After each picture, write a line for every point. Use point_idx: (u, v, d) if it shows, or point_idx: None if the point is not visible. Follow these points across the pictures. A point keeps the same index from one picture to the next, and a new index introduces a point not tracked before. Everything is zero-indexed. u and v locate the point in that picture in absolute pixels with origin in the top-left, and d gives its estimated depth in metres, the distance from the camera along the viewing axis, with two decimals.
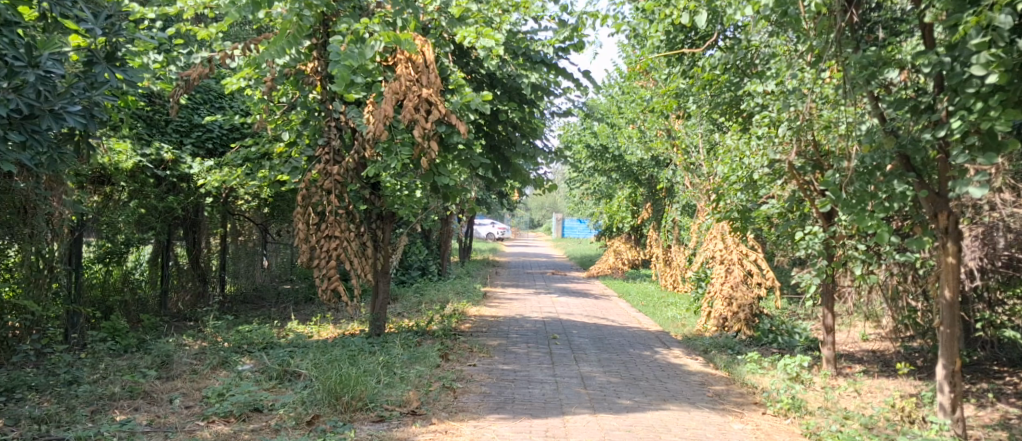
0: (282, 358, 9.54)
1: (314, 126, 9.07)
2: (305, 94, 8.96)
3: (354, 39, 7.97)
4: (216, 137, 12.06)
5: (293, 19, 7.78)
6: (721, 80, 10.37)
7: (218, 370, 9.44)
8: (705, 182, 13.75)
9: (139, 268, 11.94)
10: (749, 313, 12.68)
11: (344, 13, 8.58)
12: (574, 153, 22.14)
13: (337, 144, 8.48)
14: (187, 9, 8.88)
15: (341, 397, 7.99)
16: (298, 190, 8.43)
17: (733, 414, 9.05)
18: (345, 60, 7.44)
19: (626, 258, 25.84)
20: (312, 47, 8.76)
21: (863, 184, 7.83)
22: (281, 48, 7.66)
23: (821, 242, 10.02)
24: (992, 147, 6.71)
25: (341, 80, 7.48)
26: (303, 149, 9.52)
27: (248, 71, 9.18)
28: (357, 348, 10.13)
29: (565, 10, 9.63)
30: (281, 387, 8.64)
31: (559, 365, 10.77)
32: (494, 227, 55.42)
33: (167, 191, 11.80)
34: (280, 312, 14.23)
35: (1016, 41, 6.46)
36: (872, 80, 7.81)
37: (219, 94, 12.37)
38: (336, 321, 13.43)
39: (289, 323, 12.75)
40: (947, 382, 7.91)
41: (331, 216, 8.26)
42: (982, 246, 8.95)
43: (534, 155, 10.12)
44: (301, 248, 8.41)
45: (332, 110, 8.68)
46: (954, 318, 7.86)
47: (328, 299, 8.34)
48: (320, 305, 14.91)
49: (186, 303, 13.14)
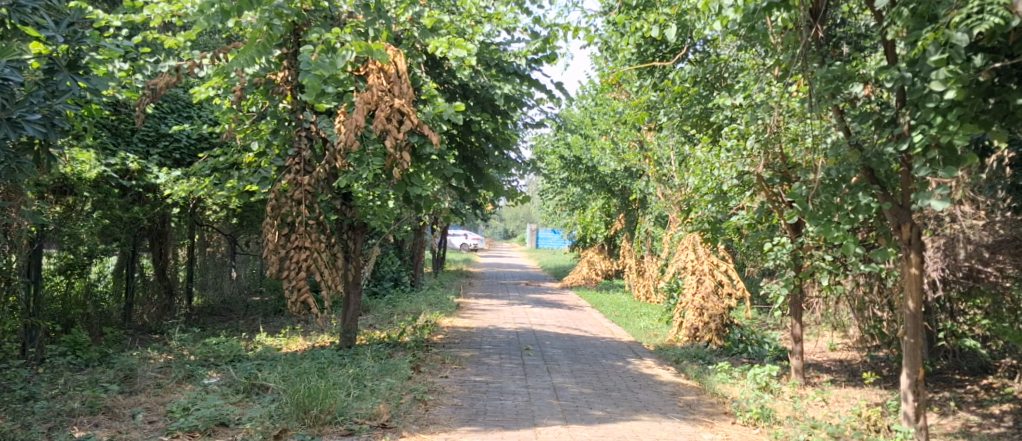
0: (250, 371, 9.52)
1: (284, 136, 9.15)
2: (275, 104, 9.00)
3: (325, 48, 7.99)
4: (184, 147, 12.01)
5: (264, 28, 7.96)
6: (690, 94, 10.46)
7: (183, 383, 9.40)
8: (678, 194, 13.94)
9: (103, 280, 11.99)
10: (719, 323, 12.91)
11: (315, 23, 8.66)
12: (547, 164, 22.25)
13: (308, 154, 8.42)
14: (154, 16, 8.82)
15: (309, 411, 8.01)
16: (268, 200, 8.39)
17: (703, 424, 9.16)
18: (316, 70, 7.50)
19: (600, 268, 26.06)
20: (282, 57, 8.78)
21: (829, 196, 7.93)
22: (251, 57, 7.74)
23: (788, 254, 10.15)
24: (952, 161, 6.86)
25: (312, 89, 7.52)
26: (272, 160, 9.47)
27: (217, 81, 9.05)
28: (326, 360, 10.14)
29: (538, 22, 9.75)
30: (248, 401, 8.63)
31: (530, 377, 10.82)
32: (468, 238, 55.46)
33: (132, 201, 11.72)
34: (249, 325, 14.17)
35: (973, 59, 6.54)
36: (837, 94, 8.05)
37: (187, 103, 12.31)
38: (306, 333, 13.40)
39: (257, 335, 12.71)
40: (910, 390, 8.09)
41: (301, 228, 8.21)
42: (944, 258, 8.94)
43: (506, 166, 10.20)
44: (270, 259, 8.34)
45: (303, 120, 8.74)
46: (918, 328, 8.01)
47: (298, 311, 8.24)
48: (290, 317, 14.87)
49: (151, 315, 13.07)
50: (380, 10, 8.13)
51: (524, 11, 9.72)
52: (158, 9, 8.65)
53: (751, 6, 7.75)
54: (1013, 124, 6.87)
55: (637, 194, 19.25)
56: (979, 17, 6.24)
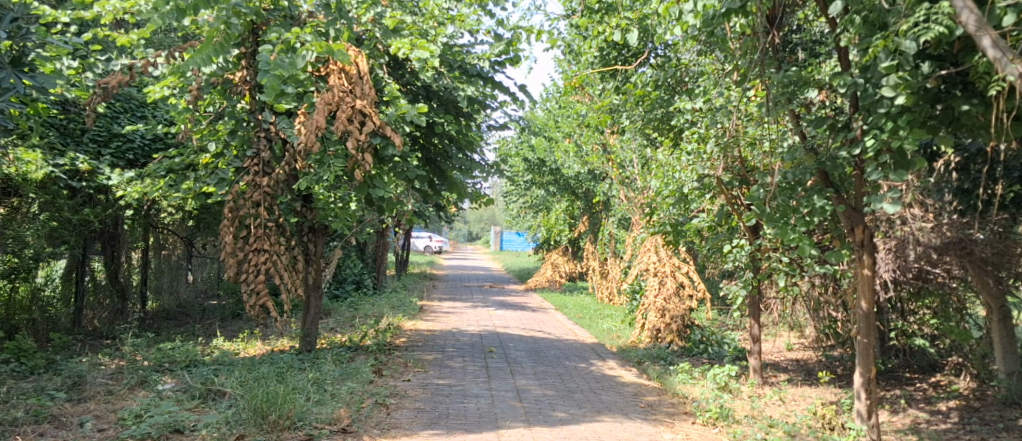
0: (206, 376, 9.53)
1: (242, 136, 9.16)
2: (233, 104, 9.00)
3: (284, 48, 7.99)
4: (138, 148, 11.91)
5: (221, 27, 7.95)
6: (652, 98, 10.55)
7: (136, 390, 9.36)
8: (640, 196, 14.10)
9: (50, 285, 11.76)
10: (681, 324, 13.08)
11: (275, 23, 8.69)
12: (511, 166, 22.24)
13: (267, 156, 8.57)
14: (105, 13, 8.63)
15: (268, 416, 8.05)
16: (226, 202, 8.31)
17: (664, 424, 9.31)
18: (275, 70, 7.52)
19: (564, 270, 26.20)
20: (239, 56, 8.73)
21: (785, 199, 8.09)
22: (208, 56, 7.72)
23: (747, 255, 10.43)
24: (903, 165, 7.05)
25: (271, 90, 7.54)
26: (230, 160, 9.49)
27: (173, 80, 9.01)
28: (285, 364, 10.15)
29: (501, 24, 9.85)
30: (204, 407, 8.61)
31: (493, 379, 10.90)
32: (432, 240, 55.40)
33: (83, 203, 11.61)
34: (205, 329, 14.12)
35: (921, 66, 6.72)
36: (793, 99, 8.26)
37: (141, 103, 12.27)
38: (265, 337, 13.36)
39: (214, 339, 12.66)
40: (863, 389, 8.30)
41: (260, 230, 8.20)
42: (895, 259, 9.19)
43: (470, 169, 10.34)
44: (228, 262, 8.26)
45: (262, 121, 8.76)
46: (870, 328, 8.20)
47: (256, 314, 8.23)
48: (248, 322, 14.84)
49: (103, 320, 12.93)
50: (341, 11, 8.29)
51: (487, 14, 9.82)
52: (109, 5, 8.45)
53: (712, 12, 7.97)
54: (959, 128, 7.06)
55: (600, 197, 19.40)
56: (925, 26, 6.35)
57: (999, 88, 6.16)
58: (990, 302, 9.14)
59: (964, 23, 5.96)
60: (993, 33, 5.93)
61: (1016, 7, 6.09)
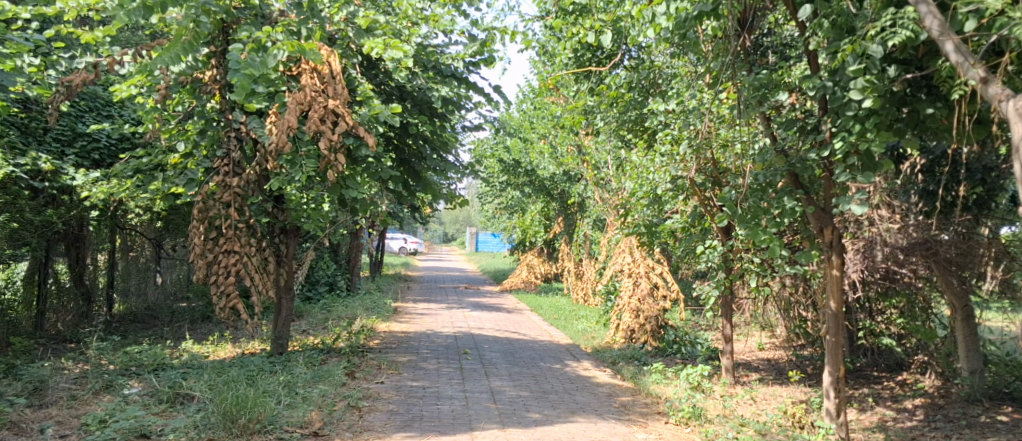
0: (174, 380, 9.49)
1: (212, 136, 9.12)
2: (203, 104, 8.96)
3: (255, 47, 7.96)
4: (104, 147, 11.78)
5: (190, 25, 7.98)
6: (626, 99, 10.47)
7: (100, 395, 9.30)
8: (615, 197, 14.19)
9: (10, 287, 11.98)
10: (655, 324, 13.19)
11: (245, 22, 8.71)
12: (486, 167, 22.07)
13: (236, 156, 8.45)
14: (68, 11, 8.54)
15: (237, 420, 7.98)
16: (194, 203, 8.26)
17: (637, 424, 9.39)
18: (246, 70, 7.55)
19: (539, 271, 26.28)
20: (210, 55, 8.72)
21: (755, 200, 8.28)
22: (176, 54, 7.73)
23: (719, 256, 10.48)
24: (870, 167, 7.20)
25: (240, 89, 7.57)
26: (200, 160, 9.32)
27: (141, 79, 8.92)
28: (256, 367, 10.12)
29: (475, 25, 9.90)
30: (171, 411, 8.58)
31: (468, 381, 10.93)
32: (407, 242, 55.30)
33: (45, 204, 11.47)
34: (174, 332, 14.05)
35: (888, 70, 6.84)
36: (763, 102, 8.37)
37: (107, 102, 12.20)
38: (235, 340, 13.34)
39: (182, 343, 12.57)
40: (832, 388, 8.42)
41: (229, 231, 8.09)
42: (863, 260, 9.20)
43: (444, 169, 10.27)
44: (197, 264, 8.16)
45: (232, 120, 8.71)
46: (839, 328, 8.33)
47: (226, 317, 8.18)
48: (218, 324, 14.78)
49: (66, 323, 12.92)
50: (313, 10, 8.31)
51: (460, 14, 9.87)
52: (73, 2, 8.37)
53: (684, 14, 8.05)
54: (924, 130, 7.21)
55: (576, 198, 19.47)
56: (892, 30, 6.47)
57: (962, 91, 6.26)
58: (954, 301, 9.32)
59: (927, 28, 6.01)
60: (955, 38, 5.96)
61: (978, 12, 6.21)
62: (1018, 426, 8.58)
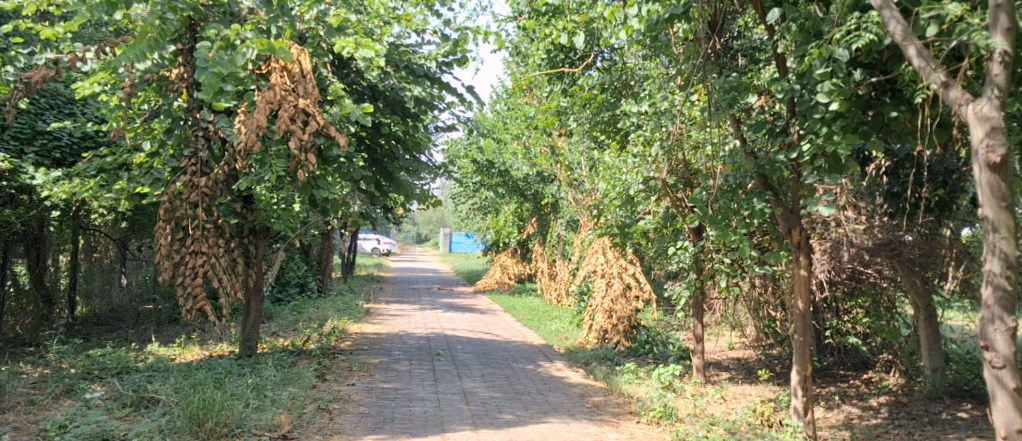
0: (138, 383, 9.44)
1: (178, 135, 9.03)
2: (169, 102, 8.89)
3: (223, 45, 7.96)
4: (65, 146, 11.68)
5: (157, 22, 7.85)
6: (598, 101, 10.58)
7: (60, 399, 9.24)
8: (588, 198, 14.30)
9: None
10: (627, 324, 13.30)
11: (214, 19, 8.71)
12: (459, 168, 22.15)
13: (204, 155, 8.42)
14: (28, 6, 8.50)
15: (204, 424, 7.93)
16: (161, 203, 8.17)
17: (609, 424, 9.46)
18: (214, 68, 7.49)
19: (512, 272, 26.39)
20: (177, 53, 8.75)
21: (726, 201, 8.30)
22: (142, 52, 7.72)
23: (690, 257, 10.68)
24: (836, 169, 7.38)
25: (209, 87, 7.51)
26: (166, 159, 9.30)
27: (103, 76, 8.80)
28: (223, 370, 10.09)
29: (448, 25, 9.93)
30: (136, 415, 8.52)
31: (440, 382, 10.97)
32: (379, 242, 55.17)
33: (4, 203, 11.35)
34: (139, 334, 13.98)
35: (853, 73, 6.95)
36: (734, 104, 8.42)
37: (68, 99, 12.04)
38: (202, 342, 13.30)
39: (148, 346, 12.50)
40: (800, 387, 8.53)
41: (197, 232, 8.03)
42: (830, 260, 9.37)
43: (417, 170, 10.29)
44: (163, 264, 8.09)
45: (200, 120, 8.67)
46: (807, 327, 8.44)
47: (193, 318, 8.11)
48: (185, 326, 14.73)
49: (25, 326, 12.70)
50: (283, 9, 8.36)
51: (433, 14, 9.91)
52: None
53: (656, 17, 8.10)
54: (888, 134, 7.34)
55: (549, 199, 19.54)
56: (856, 34, 6.58)
57: (924, 95, 6.38)
58: (918, 301, 9.52)
59: (890, 33, 6.14)
60: (917, 43, 6.08)
61: (938, 18, 6.37)
62: (977, 423, 8.76)
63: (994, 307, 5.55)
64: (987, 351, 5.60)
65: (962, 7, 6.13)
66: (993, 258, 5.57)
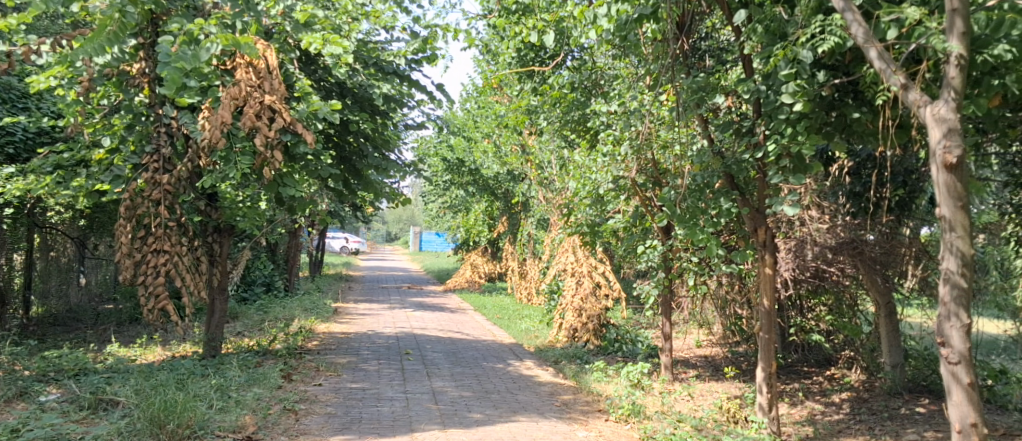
0: (96, 386, 9.36)
1: (140, 131, 9.00)
2: (130, 97, 8.83)
3: (187, 40, 7.95)
4: (19, 141, 11.52)
5: (115, 15, 7.70)
6: (569, 99, 10.66)
7: (15, 402, 9.07)
8: (558, 197, 14.35)
9: None
10: (597, 323, 13.40)
11: (176, 13, 8.59)
12: (429, 166, 22.17)
13: (166, 152, 8.31)
14: None
15: (165, 426, 7.84)
16: (122, 200, 8.00)
17: (578, 423, 9.53)
18: (176, 63, 7.53)
19: (483, 270, 26.45)
20: (137, 47, 8.49)
21: (693, 200, 8.39)
22: (100, 45, 7.53)
23: (660, 256, 10.85)
24: (801, 169, 7.50)
25: (171, 82, 7.58)
26: (127, 156, 9.27)
27: (60, 70, 8.68)
28: (186, 371, 10.04)
29: (418, 22, 9.96)
30: (93, 418, 8.43)
31: (409, 382, 10.99)
32: (348, 241, 54.97)
33: None
34: (98, 335, 13.91)
35: (817, 75, 7.08)
36: (702, 104, 8.58)
37: (23, 93, 11.85)
38: (164, 342, 13.22)
39: (108, 346, 12.40)
40: (764, 383, 8.66)
41: (159, 230, 7.89)
42: (793, 259, 9.24)
43: (386, 167, 10.35)
44: (124, 264, 7.95)
45: (162, 115, 8.51)
46: (772, 324, 8.58)
47: (155, 318, 7.96)
48: (145, 327, 14.67)
49: None
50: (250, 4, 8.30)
51: (403, 11, 9.93)
52: None
53: (624, 17, 8.24)
54: (850, 135, 7.48)
55: (520, 198, 19.59)
56: (821, 37, 6.70)
57: (884, 97, 6.52)
58: (878, 298, 9.74)
59: (853, 35, 6.26)
60: (878, 46, 6.20)
61: (897, 22, 6.53)
62: (934, 418, 8.95)
63: (950, 304, 5.69)
64: (943, 347, 5.73)
65: (920, 11, 6.27)
66: (950, 257, 5.69)
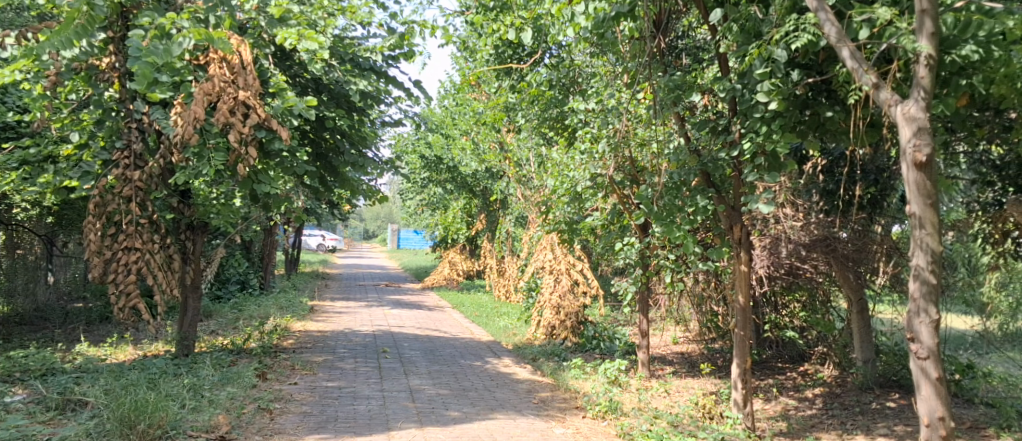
0: (64, 386, 9.29)
1: (110, 126, 8.94)
2: (99, 92, 8.77)
3: (159, 34, 7.89)
4: None
5: (84, 8, 7.55)
6: (546, 96, 10.74)
7: None
8: (537, 194, 14.39)
9: None
10: (575, 320, 13.46)
11: (147, 7, 8.49)
12: (407, 163, 22.16)
13: (138, 148, 8.19)
14: None
15: (136, 426, 7.77)
16: (91, 197, 7.90)
17: (555, 420, 9.58)
18: (148, 57, 7.48)
19: (461, 268, 26.48)
20: (108, 40, 8.40)
21: (670, 198, 8.48)
22: (67, 39, 7.41)
23: (637, 253, 10.93)
24: (775, 167, 7.57)
25: (143, 77, 7.48)
26: (96, 152, 9.20)
27: (26, 64, 8.57)
28: (158, 371, 9.99)
29: (394, 18, 9.94)
30: (60, 419, 8.36)
31: (386, 380, 11.00)
32: (324, 239, 54.80)
33: None
34: (66, 334, 13.83)
35: (791, 73, 7.17)
36: (679, 102, 8.62)
37: None
38: (136, 341, 13.14)
39: (78, 345, 12.31)
40: (739, 379, 8.75)
41: (130, 228, 7.84)
42: (769, 256, 9.43)
43: (363, 164, 10.26)
44: (93, 261, 7.86)
45: (133, 110, 8.50)
46: (747, 321, 8.69)
47: (126, 316, 7.91)
48: (116, 325, 14.64)
49: None
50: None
51: (379, 7, 9.92)
52: None
53: (602, 15, 8.24)
54: (824, 133, 7.57)
55: (498, 196, 19.64)
56: (795, 34, 6.75)
57: (857, 96, 6.59)
58: (851, 294, 9.83)
59: (826, 34, 6.34)
60: (851, 45, 6.28)
61: (870, 21, 6.62)
62: (904, 412, 9.08)
63: (919, 300, 5.78)
64: (912, 342, 5.83)
65: (891, 11, 6.37)
66: (920, 253, 5.79)
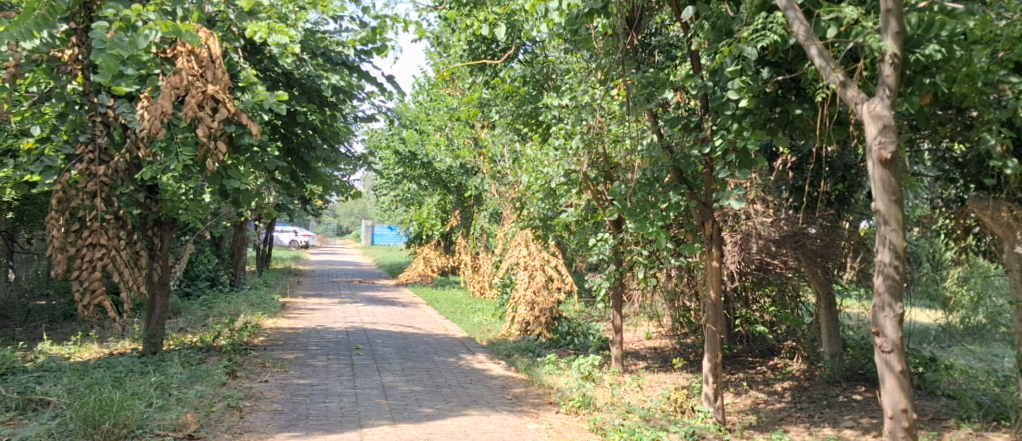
0: (25, 385, 9.19)
1: (74, 121, 8.78)
2: (62, 85, 8.60)
3: (123, 27, 7.86)
4: None
5: None
6: (521, 92, 10.78)
7: None
8: (512, 190, 14.44)
9: None
10: (549, 316, 13.51)
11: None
12: (381, 159, 22.13)
13: (102, 141, 8.33)
14: None
15: (100, 426, 7.73)
16: (55, 192, 7.86)
17: (528, 415, 9.63)
18: (113, 50, 7.45)
19: (435, 264, 26.47)
20: (69, 32, 8.36)
21: (644, 194, 8.56)
22: (28, 29, 7.31)
23: (611, 249, 10.91)
24: (748, 164, 7.55)
25: (107, 69, 7.49)
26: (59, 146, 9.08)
27: None
28: (124, 369, 9.92)
29: (367, 12, 9.95)
30: (22, 419, 8.26)
31: (358, 377, 11.00)
32: (297, 236, 54.56)
33: None
34: (28, 332, 13.71)
35: (761, 71, 7.25)
36: (651, 100, 8.67)
37: None
38: (101, 339, 13.04)
39: (42, 343, 12.19)
40: (710, 374, 8.81)
41: (95, 223, 7.80)
42: (740, 252, 9.75)
43: (335, 160, 10.26)
44: (57, 258, 7.80)
45: (98, 104, 8.48)
46: (719, 316, 8.74)
47: (90, 315, 7.83)
48: (81, 323, 14.54)
49: None
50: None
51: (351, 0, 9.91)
52: None
53: (575, 12, 8.29)
54: (792, 130, 7.69)
55: (472, 192, 19.65)
56: (762, 33, 6.80)
57: (824, 94, 6.68)
58: (819, 289, 9.98)
59: (794, 33, 6.41)
60: (818, 44, 6.36)
61: (836, 21, 6.72)
62: (870, 405, 9.22)
63: (884, 295, 5.88)
64: (877, 336, 5.93)
65: (857, 11, 6.46)
66: (884, 249, 5.89)
